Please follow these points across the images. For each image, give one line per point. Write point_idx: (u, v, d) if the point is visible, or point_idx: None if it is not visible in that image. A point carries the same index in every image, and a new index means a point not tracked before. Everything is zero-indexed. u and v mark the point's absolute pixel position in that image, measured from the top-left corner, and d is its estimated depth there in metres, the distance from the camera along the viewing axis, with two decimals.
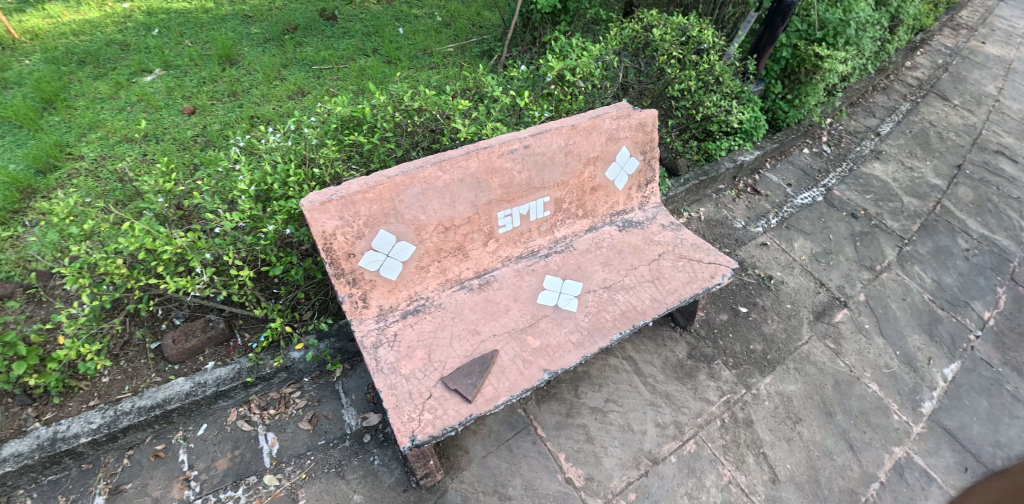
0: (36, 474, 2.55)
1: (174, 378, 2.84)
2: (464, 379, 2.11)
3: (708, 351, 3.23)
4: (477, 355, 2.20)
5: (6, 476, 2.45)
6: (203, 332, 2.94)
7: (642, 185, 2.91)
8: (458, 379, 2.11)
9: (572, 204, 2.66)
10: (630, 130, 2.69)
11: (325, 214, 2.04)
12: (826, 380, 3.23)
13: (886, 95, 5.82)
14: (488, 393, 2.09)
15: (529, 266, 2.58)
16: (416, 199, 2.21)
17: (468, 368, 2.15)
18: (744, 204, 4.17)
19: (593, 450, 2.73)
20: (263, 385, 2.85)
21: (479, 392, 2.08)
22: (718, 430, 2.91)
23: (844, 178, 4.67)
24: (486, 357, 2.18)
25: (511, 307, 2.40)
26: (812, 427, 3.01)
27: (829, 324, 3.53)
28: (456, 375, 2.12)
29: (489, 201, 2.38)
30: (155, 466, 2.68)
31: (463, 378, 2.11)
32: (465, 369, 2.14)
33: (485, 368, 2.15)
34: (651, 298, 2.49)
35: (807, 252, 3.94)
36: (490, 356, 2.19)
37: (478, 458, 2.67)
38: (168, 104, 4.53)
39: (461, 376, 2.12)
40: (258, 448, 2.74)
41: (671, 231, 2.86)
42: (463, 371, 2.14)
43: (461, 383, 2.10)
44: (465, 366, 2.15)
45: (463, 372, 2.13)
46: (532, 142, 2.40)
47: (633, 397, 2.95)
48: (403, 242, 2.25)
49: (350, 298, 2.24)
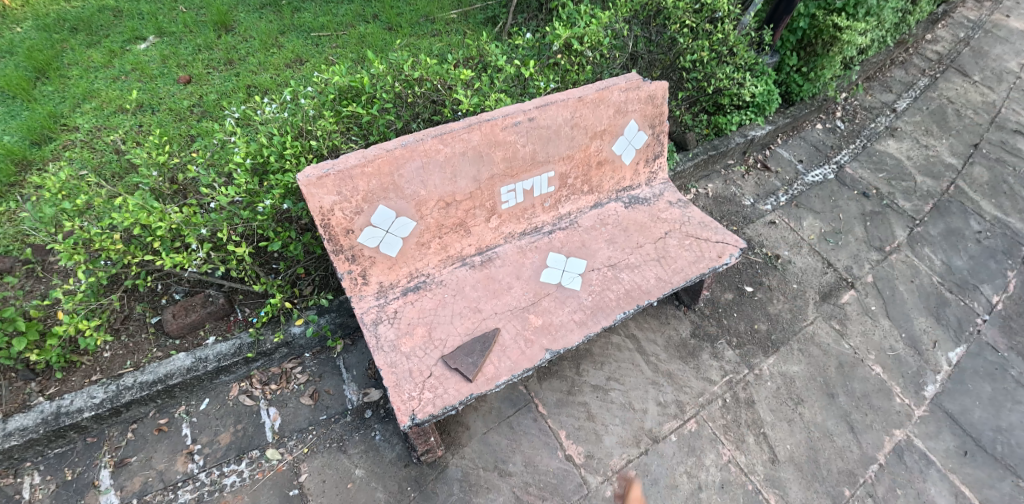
0: (43, 447, 2.58)
1: (175, 353, 2.83)
2: (465, 358, 2.08)
3: (712, 330, 3.19)
4: (478, 334, 2.17)
5: (12, 449, 2.47)
6: (203, 307, 2.91)
7: (649, 159, 2.82)
8: (459, 358, 2.08)
9: (577, 179, 2.58)
10: (639, 102, 2.58)
11: (322, 189, 1.97)
12: (830, 362, 3.22)
13: (904, 69, 5.62)
14: (489, 372, 2.06)
15: (533, 243, 2.52)
16: (417, 174, 2.13)
17: (469, 347, 2.12)
18: (753, 181, 4.06)
19: (594, 428, 2.72)
20: (264, 360, 2.84)
21: (480, 372, 2.06)
22: (720, 409, 2.90)
23: (857, 155, 4.57)
24: (488, 337, 2.15)
25: (513, 285, 2.35)
26: (813, 409, 3.01)
27: (835, 305, 3.49)
28: (457, 355, 2.09)
29: (492, 176, 2.30)
30: (158, 440, 2.70)
31: (464, 357, 2.08)
32: (466, 348, 2.11)
33: (486, 347, 2.11)
34: (657, 278, 2.44)
35: (815, 231, 3.86)
36: (491, 335, 2.16)
37: (478, 435, 2.67)
38: (163, 72, 4.41)
39: (462, 355, 2.09)
40: (260, 422, 2.75)
41: (678, 208, 2.78)
42: (464, 350, 2.11)
43: (462, 362, 2.07)
44: (465, 345, 2.12)
45: (464, 351, 2.10)
46: (537, 114, 2.30)
47: (635, 376, 2.93)
48: (403, 218, 2.19)
49: (349, 275, 2.20)
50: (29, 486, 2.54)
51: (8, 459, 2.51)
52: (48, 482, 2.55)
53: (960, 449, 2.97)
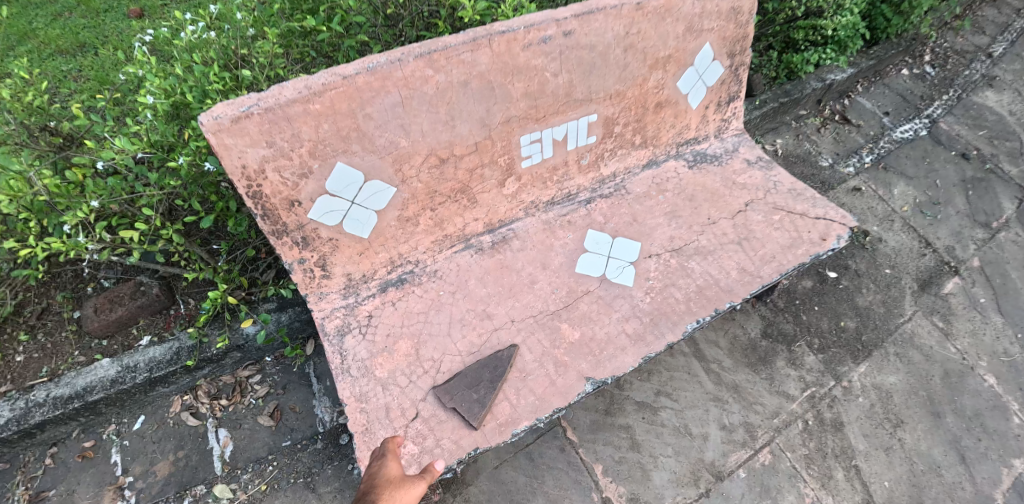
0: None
1: (99, 358, 2.21)
2: (466, 393, 1.41)
3: (787, 329, 2.49)
4: (486, 354, 1.49)
5: None
6: (133, 300, 2.25)
7: (722, 102, 2.06)
8: (456, 393, 1.42)
9: (628, 127, 1.83)
10: (718, 18, 1.80)
11: (243, 138, 1.28)
12: (934, 370, 2.48)
13: (997, 9, 4.44)
14: (500, 414, 1.41)
15: (564, 216, 1.80)
16: (393, 114, 1.38)
17: (472, 376, 1.45)
18: (831, 136, 3.27)
19: (639, 461, 2.07)
20: (212, 367, 2.19)
21: (484, 415, 1.39)
22: (801, 435, 2.22)
23: (951, 108, 3.70)
24: (499, 359, 1.48)
25: (537, 278, 1.65)
26: (915, 433, 2.31)
27: (936, 297, 2.72)
28: (454, 387, 1.43)
29: (508, 120, 1.55)
30: (84, 469, 2.15)
31: (464, 391, 1.42)
32: (468, 376, 1.45)
33: (496, 376, 1.45)
34: (738, 269, 1.72)
35: (909, 201, 3.08)
36: (505, 356, 1.48)
37: (489, 470, 2.02)
38: (111, 5, 3.64)
39: (462, 388, 1.42)
40: (207, 449, 2.14)
41: (759, 170, 2.03)
42: (464, 380, 1.44)
43: (462, 400, 1.40)
44: (465, 373, 1.45)
45: (467, 382, 1.43)
46: (576, 26, 1.51)
47: (692, 390, 2.25)
48: (375, 183, 1.47)
49: (301, 266, 1.54)
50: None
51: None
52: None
53: None
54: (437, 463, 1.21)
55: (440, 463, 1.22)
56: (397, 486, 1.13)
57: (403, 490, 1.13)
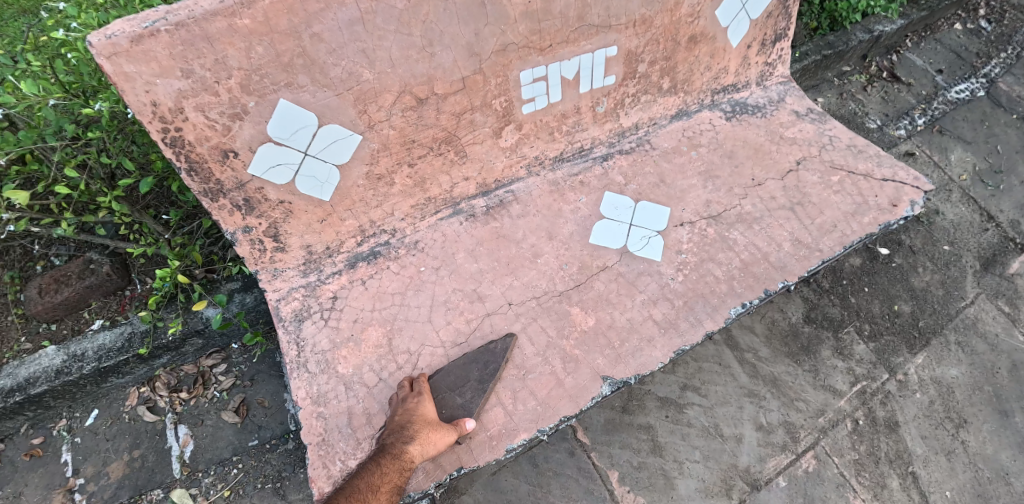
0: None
1: (46, 346, 1.92)
2: (449, 396, 1.12)
3: (834, 313, 2.15)
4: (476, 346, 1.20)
5: None
6: (81, 279, 1.95)
7: (767, 40, 1.71)
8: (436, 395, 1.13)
9: (654, 66, 1.49)
10: None
11: (149, 64, 0.96)
12: (1000, 362, 2.14)
13: None
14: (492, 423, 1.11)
15: (575, 176, 1.47)
16: (350, 34, 1.05)
17: (460, 374, 1.15)
18: (879, 95, 2.89)
19: (662, 467, 1.77)
20: (171, 355, 1.91)
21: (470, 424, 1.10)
22: (850, 437, 1.90)
23: (1011, 66, 3.27)
24: (491, 353, 1.18)
25: (541, 251, 1.34)
26: (980, 435, 1.98)
27: (1001, 278, 2.36)
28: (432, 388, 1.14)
29: (504, 48, 1.22)
30: (30, 470, 1.87)
31: (446, 393, 1.13)
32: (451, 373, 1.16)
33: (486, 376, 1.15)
34: (791, 240, 1.39)
35: (968, 168, 2.70)
36: (499, 350, 1.18)
37: (486, 477, 1.73)
38: None
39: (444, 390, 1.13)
40: (165, 448, 1.87)
41: (812, 123, 1.68)
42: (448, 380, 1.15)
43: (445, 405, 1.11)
44: (448, 370, 1.16)
45: (449, 380, 1.15)
46: None
47: (723, 384, 1.93)
48: (331, 128, 1.15)
49: (248, 235, 1.23)
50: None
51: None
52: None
53: None
54: (468, 422, 1.07)
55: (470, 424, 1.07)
56: (432, 434, 1.02)
57: (437, 439, 1.02)
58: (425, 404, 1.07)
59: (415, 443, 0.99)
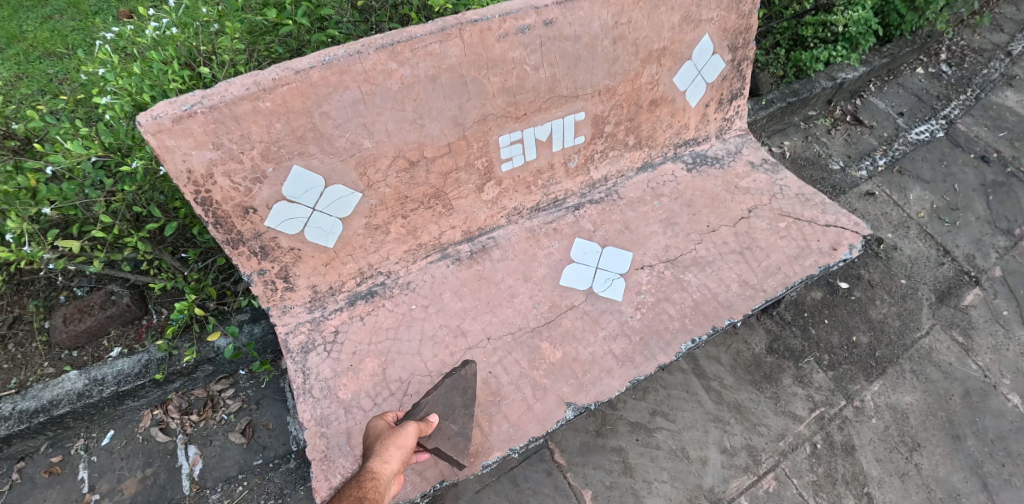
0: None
1: (68, 371, 2.09)
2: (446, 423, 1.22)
3: (795, 344, 2.32)
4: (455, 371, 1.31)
5: None
6: (103, 310, 2.13)
7: (724, 100, 1.92)
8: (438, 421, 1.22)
9: (619, 127, 1.69)
10: (719, 7, 1.67)
11: (187, 139, 1.16)
12: (953, 389, 2.31)
13: (1016, 4, 4.68)
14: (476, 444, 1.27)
15: (549, 224, 1.67)
16: (353, 112, 1.26)
17: (445, 399, 1.26)
18: (842, 138, 3.12)
19: (632, 486, 1.92)
20: (183, 381, 2.08)
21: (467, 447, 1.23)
22: (808, 459, 2.06)
23: (969, 108, 3.55)
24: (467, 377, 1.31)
25: (518, 291, 1.52)
26: (933, 458, 2.14)
27: (956, 310, 2.55)
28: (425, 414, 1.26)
29: (484, 118, 1.42)
30: (47, 486, 2.02)
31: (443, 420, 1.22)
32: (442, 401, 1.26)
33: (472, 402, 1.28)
34: (739, 282, 1.57)
35: (925, 206, 2.92)
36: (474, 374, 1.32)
37: (469, 495, 1.87)
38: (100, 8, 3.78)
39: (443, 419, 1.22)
40: (175, 467, 2.02)
41: (764, 173, 1.88)
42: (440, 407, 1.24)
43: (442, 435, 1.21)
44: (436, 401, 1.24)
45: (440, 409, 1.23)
46: (558, 15, 1.38)
47: (690, 410, 2.10)
48: (338, 188, 1.35)
49: (261, 277, 1.41)
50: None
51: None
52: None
53: None
54: (433, 413, 1.20)
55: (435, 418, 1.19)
56: (391, 440, 1.08)
57: (399, 438, 1.10)
58: (378, 424, 1.16)
59: (374, 458, 1.02)
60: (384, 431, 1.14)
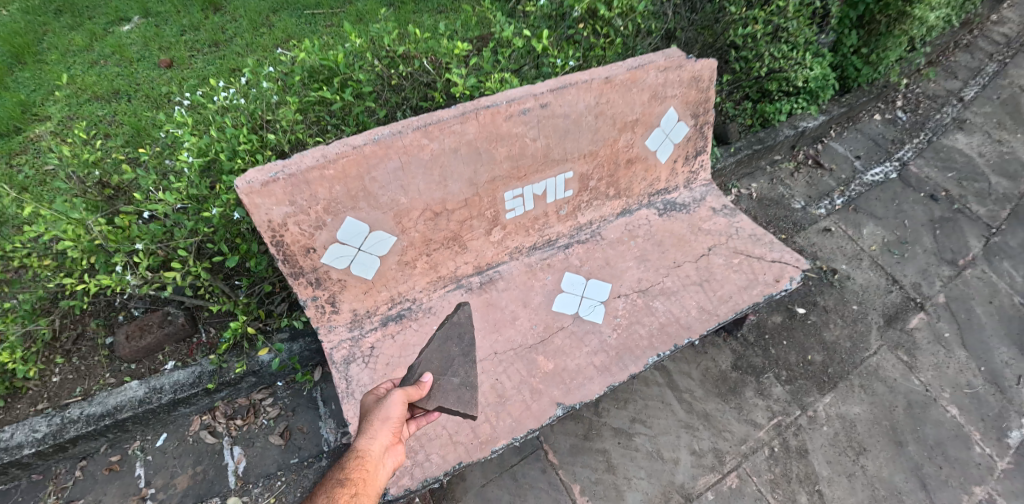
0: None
1: (128, 381, 2.43)
2: (447, 377, 1.55)
3: (757, 362, 2.68)
4: (448, 323, 1.64)
5: None
6: (161, 328, 2.47)
7: (691, 156, 2.31)
8: (438, 377, 1.54)
9: (601, 182, 2.09)
10: (681, 85, 2.07)
11: (270, 198, 1.53)
12: (897, 401, 2.66)
13: (970, 53, 5.17)
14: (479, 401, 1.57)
15: (544, 260, 2.05)
16: (394, 177, 1.64)
17: (442, 350, 1.59)
18: (804, 180, 3.56)
19: (614, 482, 2.26)
20: (229, 390, 2.41)
21: (469, 397, 1.55)
22: (766, 461, 2.39)
23: (921, 151, 3.97)
24: (458, 327, 1.64)
25: (519, 315, 1.88)
26: (877, 461, 2.48)
27: (902, 332, 2.92)
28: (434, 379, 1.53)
29: (493, 179, 1.81)
30: (108, 481, 2.33)
31: (443, 376, 1.54)
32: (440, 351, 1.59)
33: (467, 350, 1.62)
34: (698, 308, 1.94)
35: (877, 240, 3.31)
36: (465, 321, 1.66)
37: (475, 488, 2.20)
38: (144, 56, 4.09)
39: (443, 373, 1.55)
40: (222, 464, 2.35)
41: (724, 216, 2.26)
42: (439, 359, 1.57)
43: (445, 393, 1.52)
44: (435, 351, 1.58)
45: (436, 366, 1.55)
46: (552, 99, 1.78)
47: (664, 417, 2.45)
48: (379, 233, 1.72)
49: (314, 302, 1.77)
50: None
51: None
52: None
53: None
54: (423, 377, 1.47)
55: (429, 378, 1.48)
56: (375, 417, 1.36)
57: (383, 413, 1.37)
58: (369, 399, 1.44)
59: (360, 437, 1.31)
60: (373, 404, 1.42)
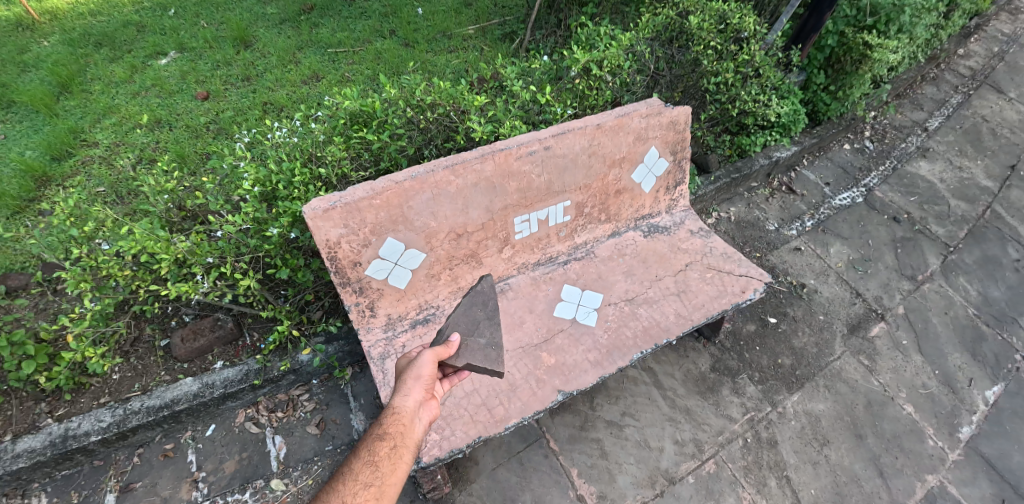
0: (51, 469, 2.46)
1: (182, 378, 2.71)
2: (475, 337, 1.86)
3: (733, 364, 3.05)
4: (472, 292, 1.97)
5: (20, 472, 2.36)
6: (212, 332, 2.81)
7: (671, 187, 2.71)
8: (467, 338, 1.85)
9: (594, 209, 2.49)
10: (661, 128, 2.49)
11: (330, 222, 1.89)
12: (858, 400, 3.02)
13: (936, 85, 5.60)
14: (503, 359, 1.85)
15: (547, 274, 2.43)
16: (427, 206, 2.04)
17: (468, 314, 1.92)
18: (778, 205, 3.98)
19: (607, 466, 2.60)
20: (271, 386, 2.75)
21: (495, 356, 1.84)
22: (740, 450, 2.75)
23: (887, 177, 4.39)
24: (484, 294, 1.97)
25: (526, 319, 2.26)
26: (839, 451, 2.83)
27: (864, 339, 3.29)
28: (463, 338, 1.85)
29: (505, 207, 2.21)
30: (163, 466, 2.59)
31: (473, 336, 1.86)
32: (467, 315, 1.92)
33: (491, 315, 1.93)
34: (677, 314, 2.32)
35: (843, 258, 3.70)
36: (487, 290, 1.99)
37: (487, 471, 2.55)
38: (182, 88, 4.20)
39: (472, 334, 1.86)
40: (266, 451, 2.66)
41: (699, 238, 2.65)
42: (466, 321, 1.90)
43: (473, 351, 1.82)
44: (462, 315, 1.91)
45: (465, 326, 1.88)
46: (553, 143, 2.21)
47: (651, 411, 2.81)
48: (413, 251, 2.10)
49: (357, 307, 2.11)
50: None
51: (15, 480, 2.41)
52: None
53: (998, 498, 2.79)
54: (450, 338, 1.76)
55: (457, 338, 1.78)
56: (409, 379, 1.63)
57: (416, 373, 1.64)
58: (401, 363, 1.71)
59: (397, 395, 1.58)
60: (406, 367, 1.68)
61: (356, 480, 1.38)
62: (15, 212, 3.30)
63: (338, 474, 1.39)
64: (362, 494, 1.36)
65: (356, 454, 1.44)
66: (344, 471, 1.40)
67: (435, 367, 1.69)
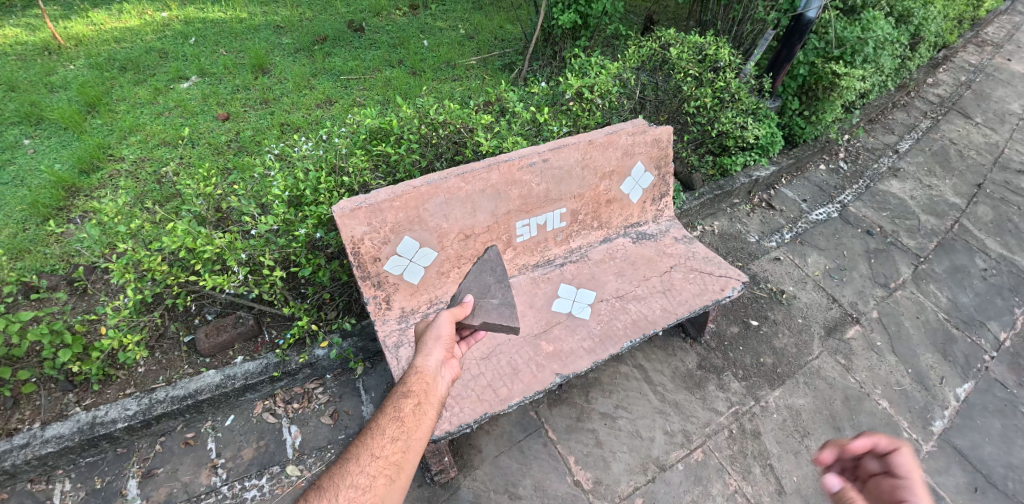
0: (75, 455, 2.64)
1: (204, 370, 2.92)
2: (489, 298, 2.13)
3: (718, 363, 3.30)
4: (482, 260, 2.27)
5: (48, 456, 2.54)
6: (234, 328, 3.02)
7: (657, 198, 2.99)
8: (481, 299, 2.11)
9: (587, 216, 2.78)
10: (646, 145, 2.80)
11: (356, 221, 2.16)
12: (835, 395, 3.25)
13: (907, 111, 6.00)
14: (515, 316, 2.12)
15: (545, 275, 2.69)
16: (440, 209, 2.33)
17: (480, 279, 2.20)
18: (758, 219, 4.28)
19: (602, 454, 2.81)
20: (288, 379, 2.96)
21: (508, 313, 2.09)
22: (726, 440, 2.96)
23: (860, 195, 4.71)
24: (493, 261, 2.27)
25: (527, 313, 2.51)
26: (819, 441, 3.03)
27: (840, 341, 3.54)
28: (476, 300, 2.11)
29: (508, 212, 2.50)
30: (184, 454, 2.76)
31: (486, 297, 2.12)
32: (479, 280, 2.20)
33: (500, 279, 2.21)
34: (664, 308, 2.57)
35: (820, 267, 3.99)
36: (495, 258, 2.28)
37: (490, 458, 2.75)
38: (203, 110, 4.50)
39: (485, 295, 2.13)
40: (282, 439, 2.85)
41: (683, 244, 2.92)
42: (478, 286, 2.17)
43: (487, 310, 2.08)
44: (475, 281, 2.18)
45: (478, 288, 2.16)
46: (550, 155, 2.52)
47: (642, 404, 3.03)
48: (426, 249, 2.37)
49: (374, 300, 2.34)
50: (60, 493, 2.60)
51: (41, 466, 2.58)
52: (78, 490, 2.61)
53: (971, 486, 2.98)
54: (465, 302, 2.01)
55: (470, 299, 2.04)
56: (429, 343, 1.85)
57: (436, 334, 1.88)
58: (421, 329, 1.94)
59: (420, 356, 1.80)
60: (427, 330, 1.91)
61: (383, 434, 1.59)
62: (46, 219, 3.53)
63: (367, 427, 1.60)
64: (390, 446, 1.56)
65: (383, 411, 1.64)
66: (372, 426, 1.60)
67: (452, 327, 1.93)
